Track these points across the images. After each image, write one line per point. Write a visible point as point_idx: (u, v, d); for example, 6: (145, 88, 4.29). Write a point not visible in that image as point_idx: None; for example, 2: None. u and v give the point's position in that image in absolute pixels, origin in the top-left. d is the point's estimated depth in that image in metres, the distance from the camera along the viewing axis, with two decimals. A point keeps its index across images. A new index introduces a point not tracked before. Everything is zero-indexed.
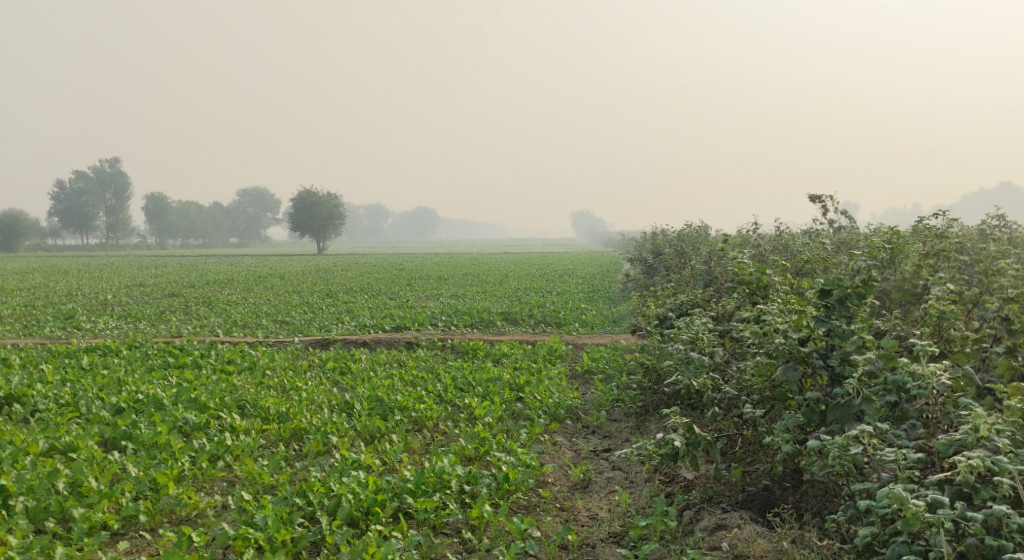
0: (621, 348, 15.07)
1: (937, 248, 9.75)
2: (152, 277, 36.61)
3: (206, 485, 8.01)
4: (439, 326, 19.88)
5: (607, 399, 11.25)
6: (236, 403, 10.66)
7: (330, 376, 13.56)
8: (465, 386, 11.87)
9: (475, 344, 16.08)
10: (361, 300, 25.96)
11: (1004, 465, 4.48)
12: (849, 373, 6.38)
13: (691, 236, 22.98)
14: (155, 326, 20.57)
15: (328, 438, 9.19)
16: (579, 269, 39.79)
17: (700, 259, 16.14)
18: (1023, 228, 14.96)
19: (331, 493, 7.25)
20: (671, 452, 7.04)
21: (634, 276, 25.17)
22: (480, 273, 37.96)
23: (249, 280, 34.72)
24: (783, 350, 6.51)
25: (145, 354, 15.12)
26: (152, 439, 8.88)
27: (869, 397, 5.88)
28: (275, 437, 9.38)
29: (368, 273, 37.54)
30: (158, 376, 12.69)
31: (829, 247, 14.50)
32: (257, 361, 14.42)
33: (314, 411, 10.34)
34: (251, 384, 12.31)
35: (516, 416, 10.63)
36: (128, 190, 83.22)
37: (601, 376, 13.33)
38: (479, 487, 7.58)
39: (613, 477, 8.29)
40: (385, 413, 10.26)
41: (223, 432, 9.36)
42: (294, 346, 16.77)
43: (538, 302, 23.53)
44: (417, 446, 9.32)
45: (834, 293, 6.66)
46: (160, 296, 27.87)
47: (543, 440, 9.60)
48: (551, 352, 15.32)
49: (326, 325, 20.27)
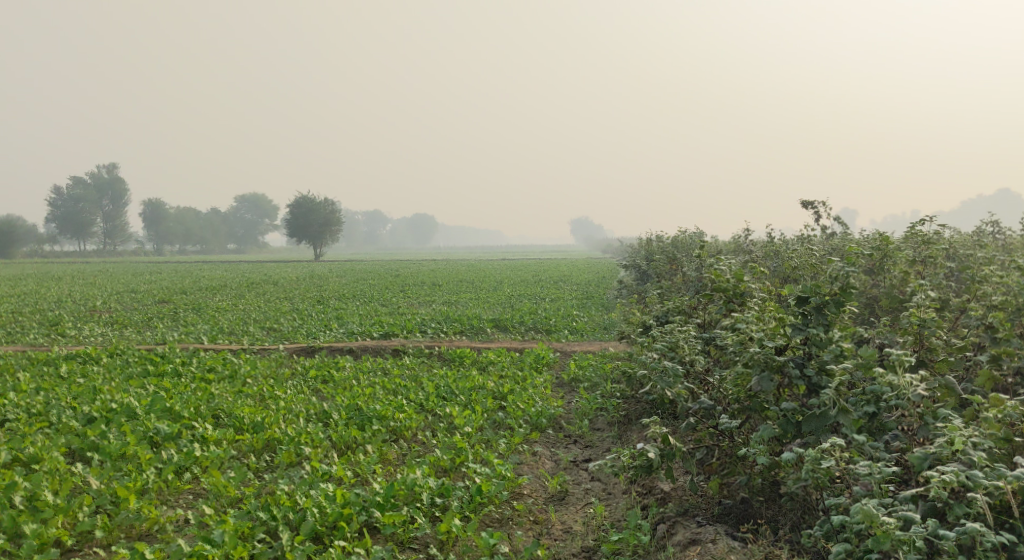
0: (609, 356, 14.87)
1: (924, 253, 9.58)
2: (144, 282, 36.42)
3: (171, 499, 7.82)
4: (428, 333, 19.70)
5: (590, 408, 11.04)
6: (211, 412, 10.45)
7: (312, 384, 13.35)
8: (447, 394, 11.67)
9: (462, 352, 15.88)
10: (352, 306, 25.75)
11: (979, 480, 4.25)
12: (826, 384, 6.18)
13: (684, 243, 22.80)
14: (141, 332, 20.37)
15: (301, 449, 9.00)
16: (575, 275, 39.61)
17: (691, 265, 15.96)
18: (1015, 235, 14.79)
19: (297, 506, 7.08)
20: (645, 463, 6.86)
21: (627, 283, 24.96)
22: (475, 279, 37.74)
23: (243, 286, 34.52)
24: (759, 358, 6.30)
25: (125, 361, 14.91)
26: (120, 450, 8.68)
27: (846, 408, 5.65)
28: (248, 448, 9.19)
29: (363, 280, 37.40)
30: (137, 384, 12.49)
31: (820, 254, 14.36)
32: (239, 369, 14.21)
33: (290, 421, 10.14)
34: (229, 393, 12.10)
35: (498, 425, 10.42)
36: (124, 196, 83.03)
37: (587, 384, 13.13)
38: (450, 500, 7.37)
39: (591, 488, 8.08)
40: (363, 423, 10.07)
41: (193, 443, 9.15)
42: (278, 353, 16.56)
43: (530, 309, 23.36)
44: (393, 457, 9.13)
45: (811, 300, 6.52)
46: (150, 302, 27.66)
47: (522, 450, 9.37)
48: (539, 359, 15.12)
49: (313, 332, 20.08)
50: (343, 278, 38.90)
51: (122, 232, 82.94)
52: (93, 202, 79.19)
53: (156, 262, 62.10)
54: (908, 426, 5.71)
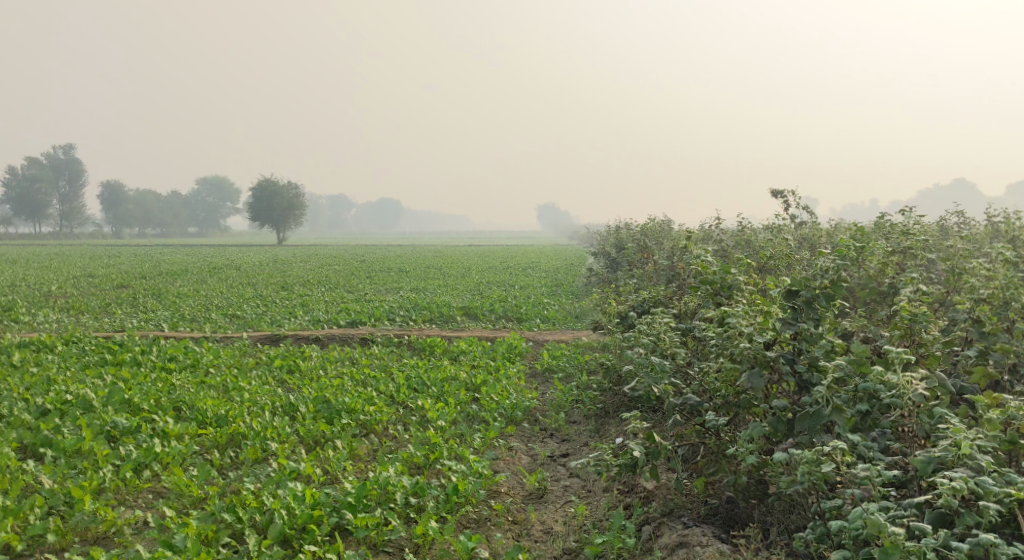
0: (582, 346, 14.66)
1: (904, 245, 9.45)
2: (102, 266, 35.35)
3: (129, 498, 7.41)
4: (397, 321, 19.31)
5: (566, 400, 10.81)
6: (173, 404, 10.01)
7: (278, 375, 12.93)
8: (419, 386, 11.34)
9: (433, 341, 15.54)
10: (317, 293, 25.20)
11: (989, 487, 4.24)
12: (817, 381, 5.99)
13: (654, 230, 22.65)
14: (99, 319, 19.67)
15: (267, 445, 8.63)
16: (543, 262, 39.34)
17: (663, 255, 15.80)
18: (985, 225, 14.84)
19: (264, 508, 6.75)
20: (629, 462, 6.62)
21: (597, 271, 24.78)
22: (443, 265, 37.32)
23: (204, 270, 33.71)
24: (748, 354, 6.06)
25: (81, 350, 14.31)
26: (75, 446, 8.22)
27: (840, 406, 5.47)
28: (211, 443, 8.78)
29: (329, 265, 36.76)
30: (93, 374, 11.95)
31: (793, 244, 14.26)
32: (201, 358, 13.72)
33: (255, 414, 9.74)
34: (191, 384, 11.62)
35: (471, 418, 10.12)
36: (81, 177, 80.81)
37: (561, 375, 12.90)
38: (425, 500, 7.08)
39: (570, 486, 7.85)
40: (331, 416, 9.71)
41: (154, 438, 8.72)
42: (242, 342, 16.07)
43: (500, 297, 23.03)
44: (364, 452, 8.80)
45: (801, 294, 6.29)
46: (109, 287, 26.81)
47: (497, 446, 9.10)
48: (511, 349, 14.84)
49: (278, 319, 19.56)
50: (309, 264, 38.21)
51: (78, 214, 80.68)
52: (49, 183, 76.95)
53: (115, 245, 60.60)
54: (904, 426, 5.57)
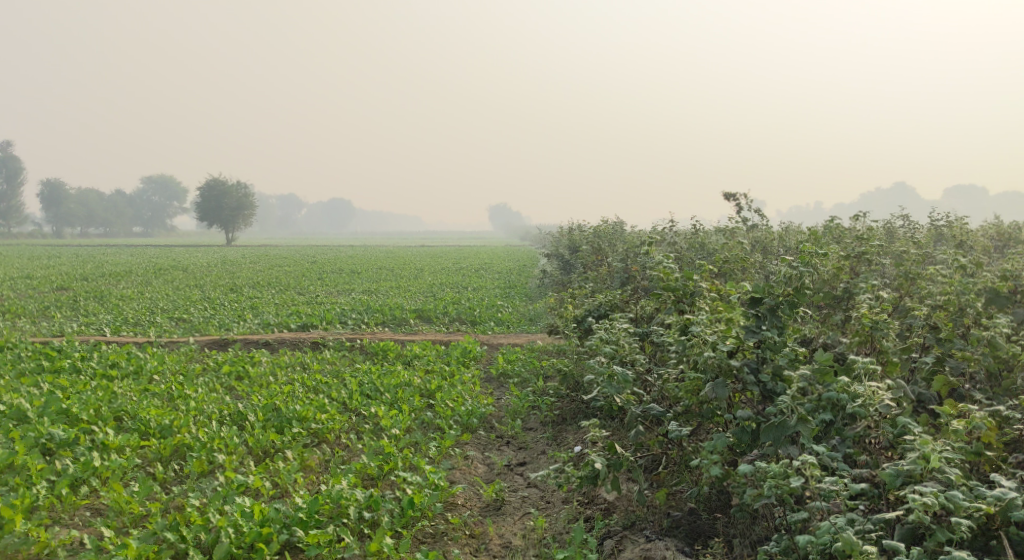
0: (538, 350, 14.52)
1: (857, 250, 9.51)
2: (42, 267, 34.03)
3: (65, 517, 7.01)
4: (349, 325, 18.93)
5: (523, 406, 10.65)
6: (114, 414, 9.56)
7: (225, 382, 12.50)
8: (372, 392, 11.07)
9: (386, 345, 15.23)
10: (268, 295, 24.61)
11: (959, 502, 4.41)
12: (781, 390, 5.95)
13: (608, 232, 22.62)
14: (37, 323, 18.85)
15: (213, 456, 8.28)
16: (496, 263, 39.26)
17: (619, 258, 15.76)
18: (930, 229, 15.09)
19: (209, 526, 6.46)
20: (591, 473, 6.50)
21: (550, 272, 24.68)
22: (396, 266, 36.89)
23: (149, 272, 32.70)
24: (712, 363, 5.96)
25: (16, 356, 13.65)
26: (7, 460, 7.75)
27: (805, 417, 5.43)
28: (155, 455, 8.39)
29: (280, 267, 36.04)
30: (28, 383, 11.36)
31: (747, 247, 14.32)
32: (145, 364, 13.21)
33: (201, 424, 9.36)
34: (133, 392, 11.14)
35: (426, 425, 9.90)
36: (20, 175, 77.99)
37: (516, 380, 12.74)
38: (380, 515, 6.87)
39: (528, 496, 7.71)
40: (282, 425, 9.38)
41: (92, 451, 8.28)
42: (189, 347, 15.53)
43: (453, 299, 22.78)
44: (315, 463, 8.51)
45: (765, 302, 6.29)
46: (47, 289, 25.79)
47: (453, 455, 8.89)
48: (466, 353, 14.63)
49: (226, 323, 19.01)
50: (259, 266, 37.42)
51: (17, 213, 77.78)
52: None
53: (56, 245, 58.63)
54: (870, 437, 5.55)
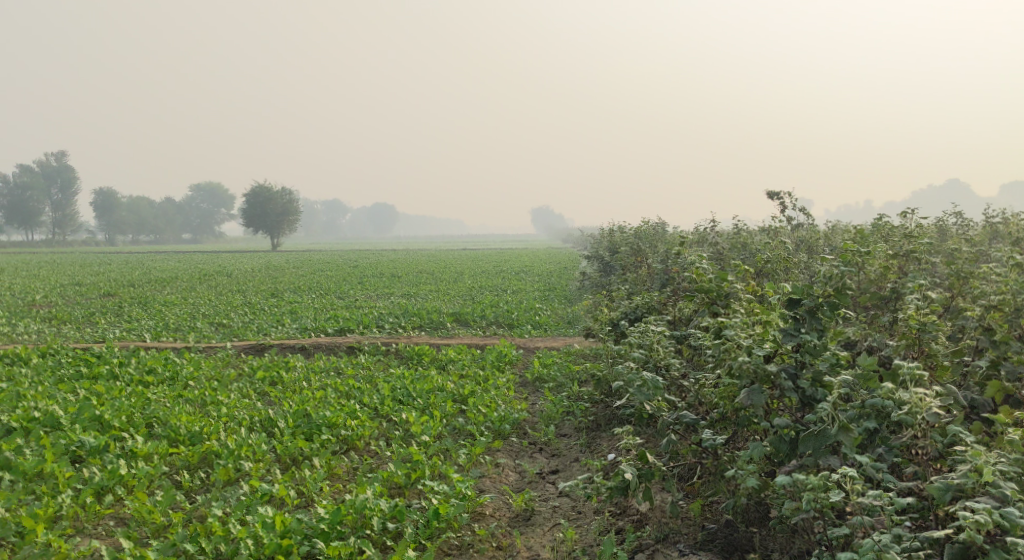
0: (574, 353, 14.22)
1: (906, 248, 9.03)
2: (91, 273, 34.74)
3: (89, 526, 6.99)
4: (386, 329, 18.86)
5: (557, 411, 10.37)
6: (145, 421, 9.54)
7: (259, 387, 12.46)
8: (404, 398, 10.89)
9: (421, 349, 15.09)
10: (307, 300, 24.69)
11: (1016, 520, 4.04)
12: (821, 397, 5.59)
13: (648, 233, 22.19)
14: (81, 329, 19.16)
15: (240, 464, 8.19)
16: (536, 265, 39.01)
17: (658, 259, 15.39)
18: (986, 226, 14.40)
19: (230, 536, 6.42)
20: (620, 484, 6.21)
21: (590, 275, 24.35)
22: (436, 270, 36.87)
23: (194, 277, 33.16)
24: (748, 369, 5.63)
25: (58, 362, 13.82)
26: (35, 468, 7.75)
27: (847, 425, 5.06)
28: (182, 463, 8.32)
29: (321, 271, 36.28)
30: (66, 389, 11.45)
31: (790, 246, 13.83)
32: (181, 370, 13.24)
33: (230, 431, 9.28)
34: (167, 398, 11.15)
35: (457, 432, 9.68)
36: (73, 185, 80.13)
37: (551, 385, 12.46)
38: (404, 525, 6.69)
39: (559, 506, 7.44)
40: (311, 432, 9.25)
41: (121, 458, 8.25)
42: (226, 352, 15.59)
43: (491, 302, 22.58)
44: (343, 471, 8.36)
45: (803, 303, 5.90)
46: (95, 295, 26.34)
47: (483, 463, 8.65)
48: (501, 357, 14.40)
49: (265, 328, 19.08)
50: (300, 270, 37.75)
51: (70, 221, 79.97)
52: (41, 190, 76.53)
53: (107, 252, 60.04)
54: (919, 449, 5.13)
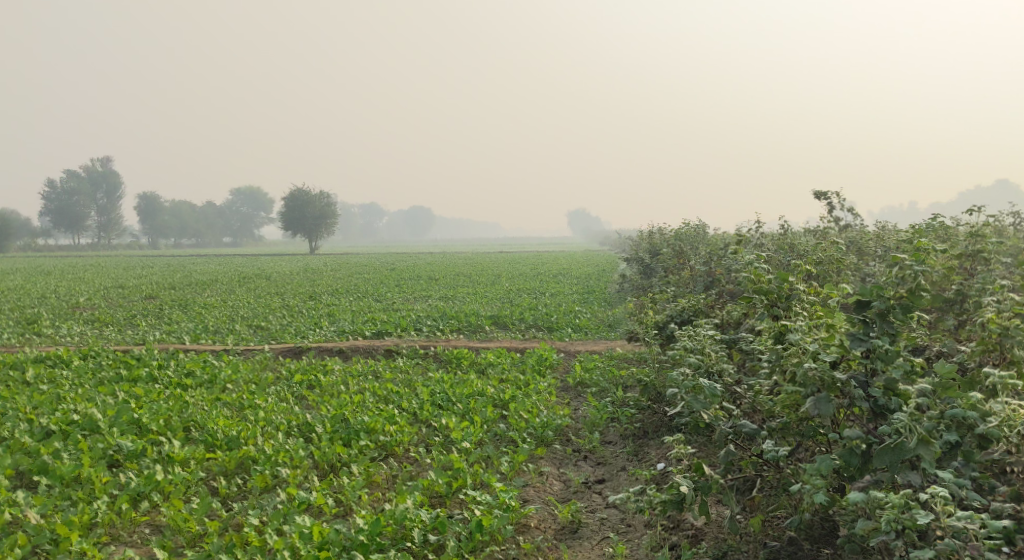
0: (617, 357, 13.84)
1: (976, 248, 8.50)
2: (134, 277, 35.19)
3: (124, 534, 6.86)
4: (423, 332, 18.64)
5: (601, 418, 10.02)
6: (183, 425, 9.40)
7: (296, 391, 12.30)
8: (443, 402, 10.63)
9: (459, 352, 14.83)
10: (345, 302, 24.62)
11: None
12: (895, 407, 5.17)
13: (690, 235, 21.69)
14: (122, 331, 19.25)
15: (277, 470, 7.99)
16: (573, 268, 38.61)
17: (702, 260, 14.95)
18: None
19: (266, 547, 6.27)
20: (675, 497, 5.85)
21: (630, 277, 23.91)
22: (473, 272, 36.63)
23: (233, 281, 33.32)
24: (814, 377, 5.22)
25: (98, 365, 13.82)
26: (72, 473, 7.62)
27: (927, 439, 4.64)
28: (219, 469, 8.15)
29: (359, 274, 36.38)
30: (105, 392, 11.39)
31: (843, 248, 13.29)
32: (219, 373, 13.14)
33: (268, 436, 9.10)
34: (205, 402, 11.01)
35: (499, 438, 9.40)
36: (119, 190, 81.69)
37: (594, 390, 12.10)
38: (446, 538, 6.45)
39: (607, 519, 7.11)
40: (349, 437, 9.02)
41: (157, 463, 8.10)
42: (263, 355, 15.49)
43: (530, 305, 22.24)
44: (382, 479, 8.12)
45: (873, 305, 5.44)
46: (136, 298, 26.54)
47: (527, 471, 8.35)
48: (542, 361, 14.08)
49: (302, 330, 18.99)
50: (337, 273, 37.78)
51: (114, 226, 81.52)
52: (87, 195, 78.07)
53: (151, 256, 61.04)
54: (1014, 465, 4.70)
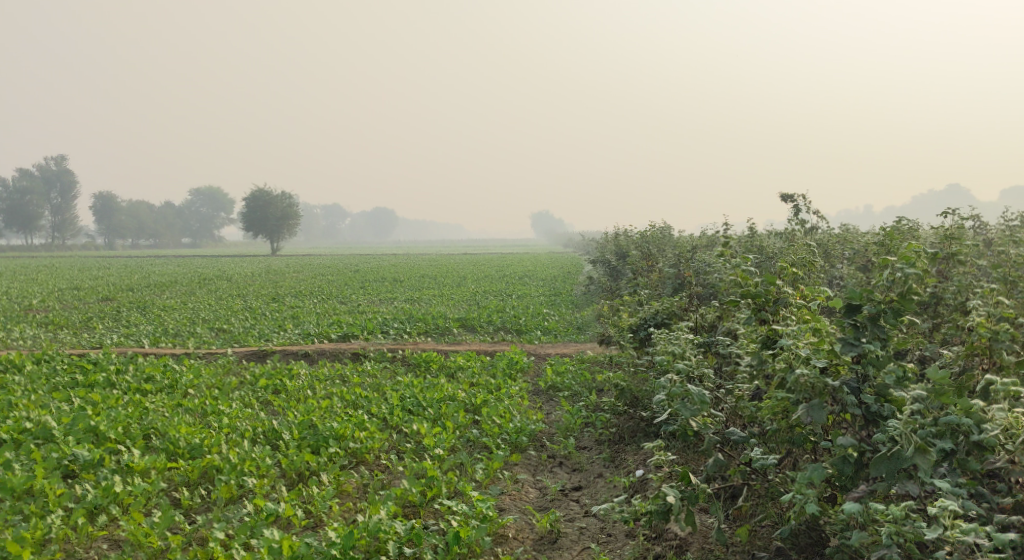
0: (588, 361, 13.70)
1: (951, 251, 8.46)
2: (90, 279, 34.22)
3: (80, 550, 6.51)
4: (390, 334, 18.32)
5: (575, 423, 9.85)
6: (143, 433, 9.01)
7: (261, 396, 11.93)
8: (414, 407, 10.36)
9: (428, 356, 14.54)
10: (309, 305, 24.16)
11: None
12: (888, 414, 5.09)
13: (658, 237, 21.65)
14: (78, 335, 18.60)
15: (243, 480, 7.68)
16: (539, 270, 38.28)
17: (672, 262, 14.86)
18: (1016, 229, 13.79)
19: None
20: (661, 508, 5.68)
21: (598, 279, 23.82)
22: (439, 274, 36.29)
23: (193, 282, 32.55)
24: (805, 383, 5.10)
25: (52, 370, 13.27)
26: (24, 485, 7.22)
27: (925, 447, 4.55)
28: (182, 479, 7.81)
29: (323, 276, 35.82)
30: (59, 398, 10.91)
31: (815, 250, 13.27)
32: (180, 378, 12.71)
33: (232, 443, 8.76)
34: (166, 407, 10.61)
35: (471, 444, 9.17)
36: (74, 189, 79.63)
37: (567, 394, 11.93)
38: (422, 551, 6.23)
39: (587, 529, 6.95)
40: (317, 445, 8.72)
41: (115, 473, 7.73)
42: (226, 359, 15.07)
43: (497, 307, 22.03)
44: (352, 488, 7.84)
45: (864, 309, 5.32)
46: (92, 300, 25.77)
47: (502, 479, 8.14)
48: (512, 364, 13.87)
49: (266, 334, 18.52)
50: (301, 275, 37.16)
51: (69, 226, 79.49)
52: (40, 194, 75.97)
53: (109, 257, 59.56)
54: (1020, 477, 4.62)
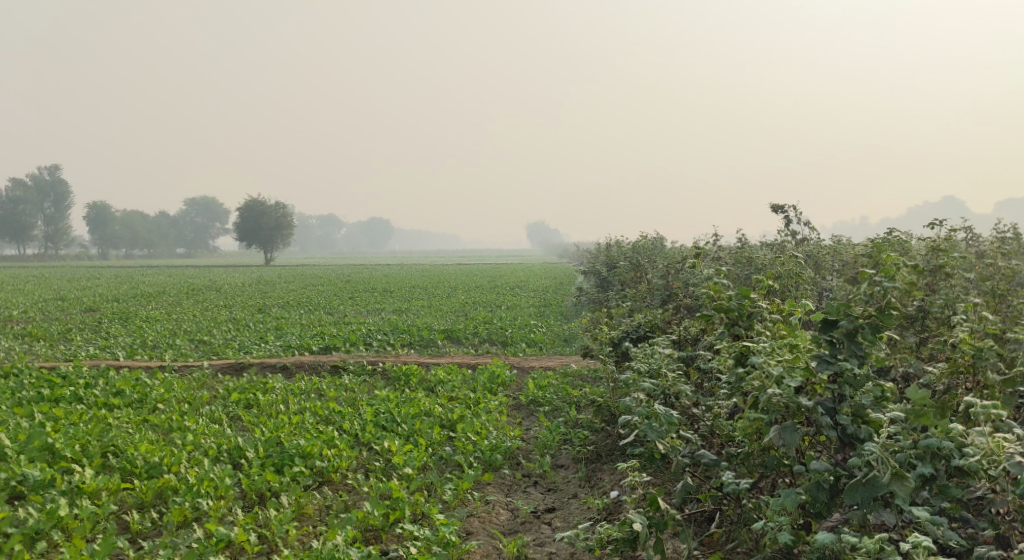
0: (571, 375, 13.35)
1: (940, 262, 8.15)
2: (77, 289, 33.83)
3: None
4: (373, 346, 17.96)
5: (553, 439, 9.50)
6: (101, 450, 8.63)
7: (232, 412, 11.54)
8: (387, 423, 10.00)
9: (408, 369, 14.17)
10: (294, 316, 23.76)
11: None
12: (865, 436, 4.79)
13: (647, 248, 21.32)
14: (54, 347, 18.20)
15: (197, 502, 7.32)
16: (530, 281, 37.94)
17: (659, 273, 14.52)
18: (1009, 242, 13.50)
19: None
20: (628, 535, 5.38)
21: (587, 290, 23.48)
22: (429, 285, 35.90)
23: (180, 293, 32.13)
24: (778, 404, 4.79)
25: (19, 383, 12.87)
26: None
27: (902, 474, 4.24)
28: (135, 501, 7.44)
29: (312, 286, 35.43)
30: (21, 414, 10.52)
31: (804, 261, 12.95)
32: (151, 393, 12.30)
33: (194, 462, 8.38)
34: (131, 424, 10.21)
35: (443, 462, 8.80)
36: (67, 199, 79.20)
37: (547, 409, 11.59)
38: None
39: (556, 554, 6.68)
40: (282, 463, 8.36)
41: (64, 495, 7.35)
42: (202, 372, 14.68)
43: (485, 318, 21.67)
44: (313, 510, 7.49)
45: (841, 324, 4.99)
46: (74, 311, 25.33)
47: (472, 500, 7.77)
48: (494, 378, 13.50)
49: (247, 346, 18.15)
50: (289, 285, 36.73)
51: (60, 236, 79.01)
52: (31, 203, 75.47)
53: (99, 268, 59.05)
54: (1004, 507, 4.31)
